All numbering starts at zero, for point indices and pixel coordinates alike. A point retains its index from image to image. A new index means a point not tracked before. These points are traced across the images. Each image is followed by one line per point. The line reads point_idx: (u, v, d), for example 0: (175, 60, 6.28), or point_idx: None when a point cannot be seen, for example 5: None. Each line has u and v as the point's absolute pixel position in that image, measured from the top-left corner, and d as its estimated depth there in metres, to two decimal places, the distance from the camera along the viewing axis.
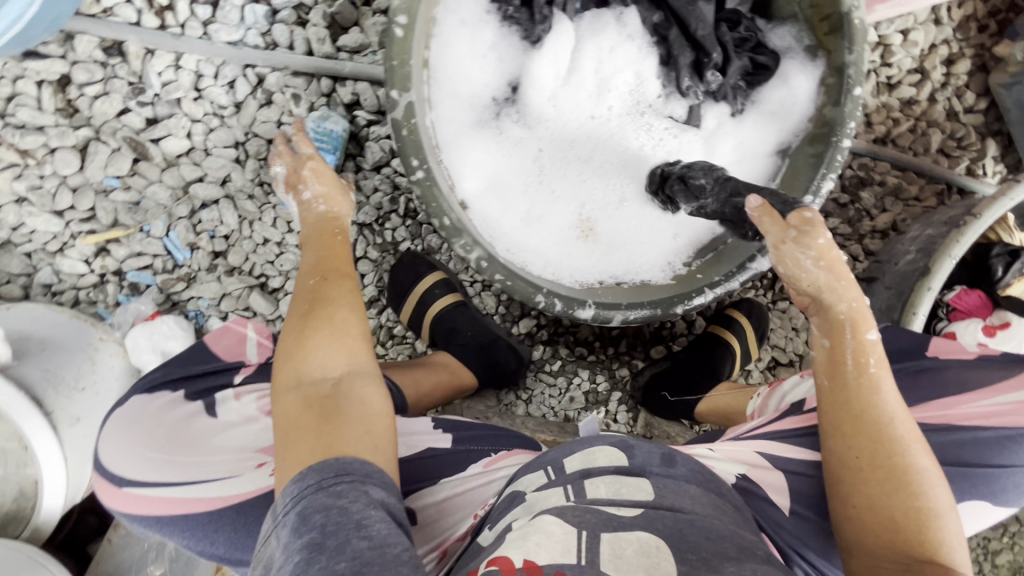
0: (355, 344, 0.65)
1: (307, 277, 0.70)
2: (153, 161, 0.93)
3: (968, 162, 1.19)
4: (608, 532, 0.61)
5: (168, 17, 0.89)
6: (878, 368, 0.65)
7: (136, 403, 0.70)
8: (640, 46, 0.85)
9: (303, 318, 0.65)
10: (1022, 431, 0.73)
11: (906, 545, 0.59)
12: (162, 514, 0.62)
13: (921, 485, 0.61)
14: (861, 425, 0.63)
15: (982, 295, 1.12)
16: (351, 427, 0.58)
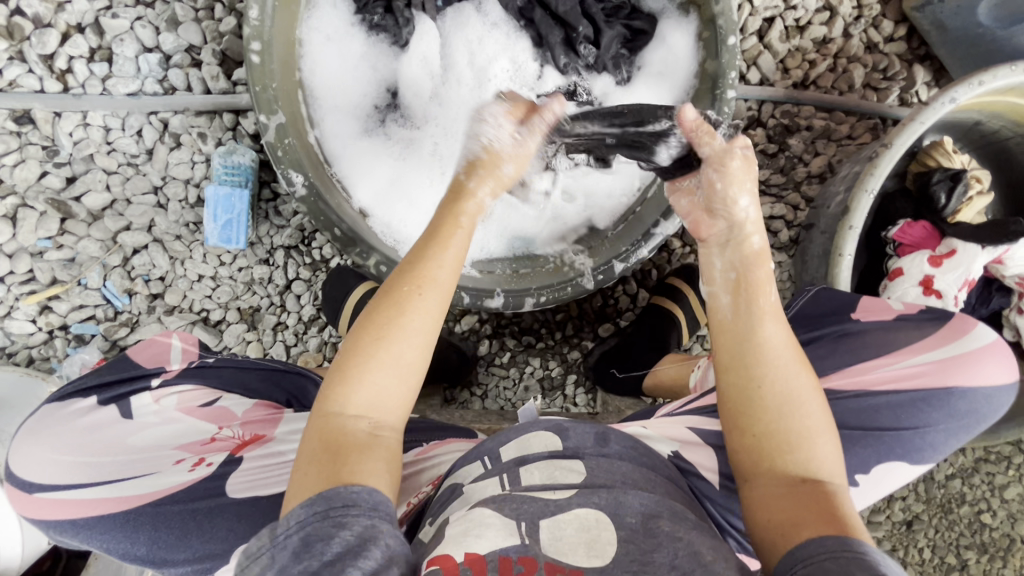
0: (410, 380, 0.59)
1: (399, 279, 0.60)
2: (78, 219, 0.98)
3: (899, 92, 1.16)
4: (546, 518, 0.58)
5: (69, 79, 0.94)
6: (769, 313, 0.64)
7: (46, 411, 0.66)
8: (508, 32, 0.85)
9: (376, 337, 0.58)
10: (936, 393, 0.72)
11: (791, 469, 0.60)
12: (80, 518, 0.59)
13: (807, 407, 0.61)
14: (755, 355, 0.63)
15: (927, 225, 1.08)
16: (374, 458, 0.55)
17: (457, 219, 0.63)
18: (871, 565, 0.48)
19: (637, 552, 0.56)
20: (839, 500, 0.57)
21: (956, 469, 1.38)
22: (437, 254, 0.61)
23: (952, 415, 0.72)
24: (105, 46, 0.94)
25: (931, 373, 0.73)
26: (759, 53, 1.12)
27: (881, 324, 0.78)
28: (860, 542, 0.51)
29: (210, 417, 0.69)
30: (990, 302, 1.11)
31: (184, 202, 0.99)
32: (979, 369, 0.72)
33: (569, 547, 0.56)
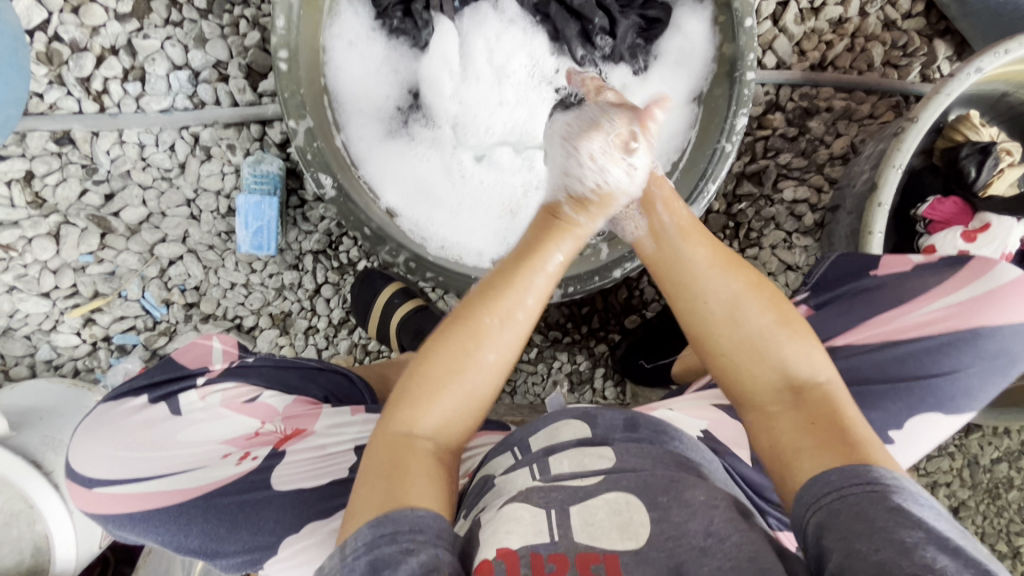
0: (476, 404, 0.60)
1: (484, 308, 0.61)
2: (117, 233, 1.01)
3: (921, 68, 1.14)
4: (576, 504, 0.59)
5: (105, 100, 0.98)
6: (688, 233, 0.69)
7: (100, 411, 0.68)
8: (524, 27, 0.87)
9: (455, 358, 0.59)
10: (960, 336, 0.70)
11: (769, 383, 0.61)
12: (139, 511, 0.62)
13: (758, 317, 0.63)
14: (680, 284, 0.66)
15: (958, 201, 1.06)
16: (430, 477, 0.55)
17: (544, 261, 0.65)
18: (886, 498, 0.48)
19: (671, 528, 0.56)
20: (836, 404, 0.59)
21: (1002, 453, 1.33)
22: (524, 282, 0.63)
23: (979, 357, 0.70)
24: (137, 66, 0.98)
25: (957, 315, 0.71)
26: (775, 38, 1.11)
27: (898, 275, 0.76)
28: (874, 468, 0.51)
29: (254, 413, 0.69)
30: None
31: (216, 212, 1.03)
32: (1005, 308, 0.70)
33: (601, 532, 0.57)
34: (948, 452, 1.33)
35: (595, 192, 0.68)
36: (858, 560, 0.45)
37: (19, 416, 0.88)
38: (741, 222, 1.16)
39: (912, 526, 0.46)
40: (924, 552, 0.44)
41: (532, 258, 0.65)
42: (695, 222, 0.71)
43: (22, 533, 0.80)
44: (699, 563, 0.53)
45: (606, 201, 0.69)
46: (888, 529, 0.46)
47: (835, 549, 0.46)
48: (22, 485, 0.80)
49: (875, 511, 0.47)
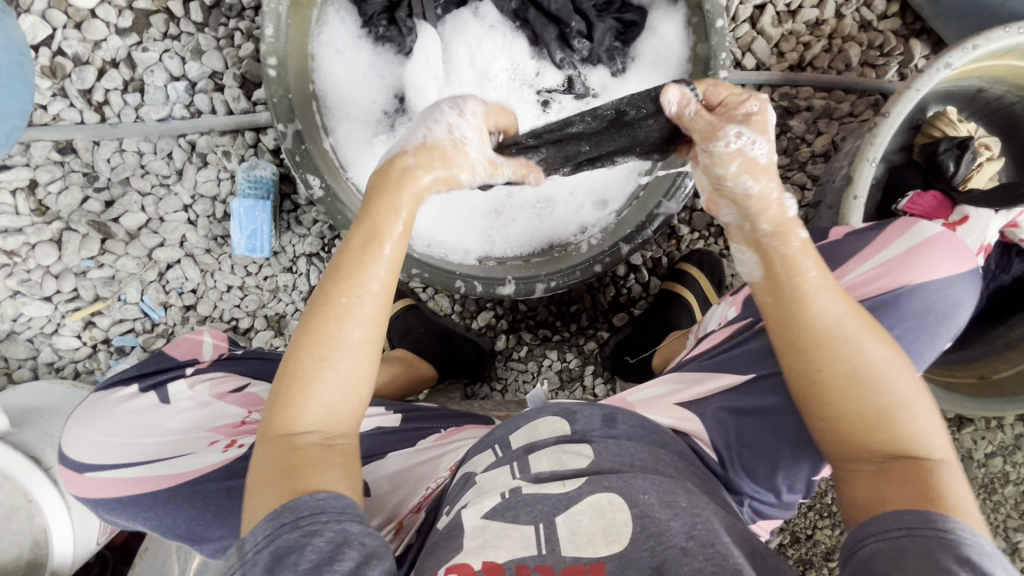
0: (359, 392, 0.58)
1: (333, 285, 0.57)
2: (117, 238, 1.05)
3: (898, 67, 1.17)
4: (562, 513, 0.59)
5: (106, 111, 1.02)
6: (817, 275, 0.61)
7: (94, 400, 0.72)
8: (504, 32, 0.90)
9: (319, 344, 0.56)
10: (893, 293, 0.71)
11: (878, 447, 0.58)
12: (127, 493, 0.64)
13: (886, 380, 0.58)
14: (808, 338, 0.59)
15: (938, 195, 1.07)
16: (331, 468, 0.54)
17: (385, 233, 0.59)
18: (956, 545, 0.49)
19: (652, 525, 0.57)
20: (937, 478, 0.55)
21: (997, 447, 1.32)
22: (370, 256, 0.58)
23: (911, 314, 0.71)
24: (136, 78, 1.02)
25: (889, 272, 0.73)
26: (753, 40, 1.14)
27: (834, 244, 0.79)
28: (952, 524, 0.51)
29: (239, 402, 0.72)
30: (1010, 266, 1.10)
31: (212, 217, 1.06)
32: (930, 264, 0.71)
33: (588, 539, 0.57)
34: None
35: (442, 141, 0.62)
36: None
37: (19, 415, 0.90)
38: None
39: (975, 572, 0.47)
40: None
41: (373, 232, 0.59)
42: (827, 270, 0.61)
43: (21, 527, 0.82)
44: (680, 561, 0.55)
45: (441, 152, 0.61)
46: (947, 566, 0.47)
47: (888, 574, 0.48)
48: (23, 480, 0.83)
49: (942, 553, 0.48)
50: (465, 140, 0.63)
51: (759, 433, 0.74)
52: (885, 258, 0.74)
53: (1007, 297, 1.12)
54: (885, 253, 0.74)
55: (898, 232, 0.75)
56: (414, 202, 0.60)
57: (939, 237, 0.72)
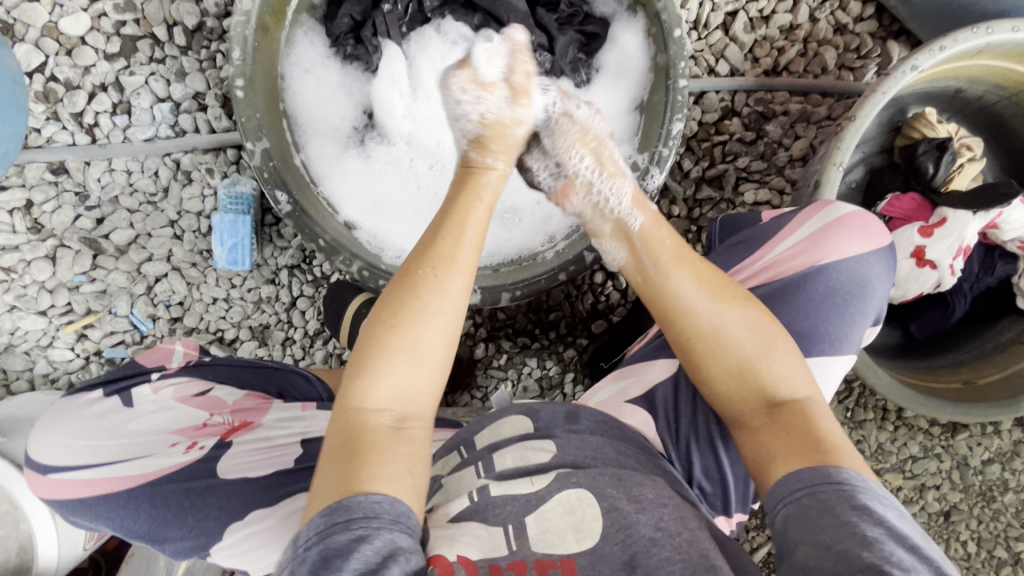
0: (433, 371, 0.60)
1: (415, 264, 0.62)
2: (108, 254, 1.09)
3: (876, 69, 1.16)
4: (531, 513, 0.58)
5: (96, 132, 1.07)
6: (674, 259, 0.71)
7: (63, 404, 0.78)
8: (467, 48, 0.93)
9: (402, 321, 0.59)
10: (806, 272, 0.77)
11: (749, 396, 0.65)
12: (90, 495, 0.70)
13: (737, 338, 0.66)
14: (666, 314, 0.69)
15: (916, 196, 1.06)
16: (392, 459, 0.55)
17: (474, 207, 0.67)
18: (852, 496, 0.53)
19: (621, 518, 0.57)
20: (809, 416, 0.62)
21: (994, 453, 1.28)
22: (452, 234, 0.64)
23: (821, 292, 0.77)
24: (124, 100, 1.06)
25: (792, 257, 0.79)
26: (726, 47, 1.15)
27: (760, 226, 0.86)
28: (838, 469, 0.56)
29: (203, 405, 0.78)
30: (994, 268, 1.07)
31: (197, 232, 1.10)
32: (840, 243, 0.78)
33: (557, 537, 0.57)
34: (934, 453, 1.29)
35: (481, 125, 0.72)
36: (821, 551, 0.51)
37: (10, 424, 0.94)
38: (703, 225, 1.18)
39: (875, 522, 0.51)
40: (883, 545, 0.49)
41: (464, 201, 0.67)
42: (679, 245, 0.73)
43: (8, 532, 0.86)
44: (650, 552, 0.55)
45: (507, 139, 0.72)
46: (853, 524, 0.51)
47: (802, 541, 0.52)
48: (9, 487, 0.86)
49: (844, 509, 0.53)
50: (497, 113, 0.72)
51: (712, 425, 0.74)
52: (790, 244, 0.80)
53: (994, 295, 1.11)
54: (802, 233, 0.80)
55: (806, 217, 0.81)
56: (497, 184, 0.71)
57: (846, 216, 0.78)
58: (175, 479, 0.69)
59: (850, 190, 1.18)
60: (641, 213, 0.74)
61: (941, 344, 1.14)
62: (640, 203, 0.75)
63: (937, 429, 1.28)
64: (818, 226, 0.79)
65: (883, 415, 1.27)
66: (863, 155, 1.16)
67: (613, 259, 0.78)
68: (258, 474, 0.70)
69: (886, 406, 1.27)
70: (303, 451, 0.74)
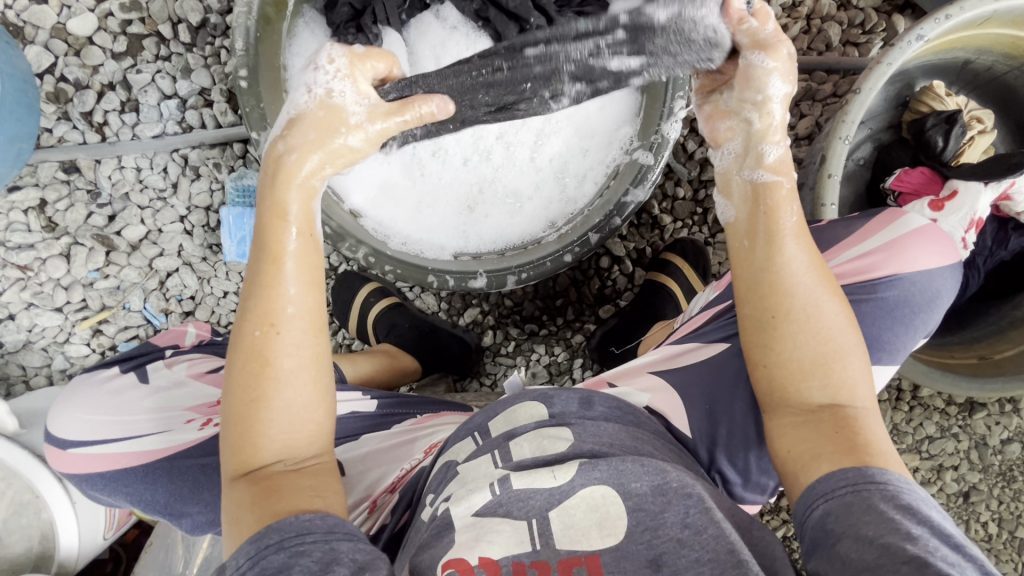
0: (311, 411, 0.59)
1: (248, 325, 0.58)
2: (120, 250, 1.11)
3: (881, 44, 1.15)
4: (555, 507, 0.56)
5: (106, 131, 1.08)
6: (792, 232, 0.63)
7: (80, 380, 0.79)
8: (467, 33, 0.94)
9: (260, 381, 0.57)
10: (876, 283, 0.76)
11: (816, 390, 0.62)
12: (110, 468, 0.71)
13: (827, 331, 0.62)
14: (771, 286, 0.63)
15: (926, 170, 1.04)
16: (302, 489, 0.56)
17: (280, 283, 0.58)
18: (896, 496, 0.53)
19: (648, 519, 0.55)
20: (859, 421, 0.61)
21: (1015, 432, 1.25)
22: (276, 279, 0.59)
23: (887, 304, 0.76)
24: (132, 98, 1.08)
25: (860, 267, 0.77)
26: None
27: (821, 230, 0.84)
28: (881, 471, 0.56)
29: (216, 382, 0.79)
30: (1008, 242, 1.05)
31: (206, 226, 1.11)
32: (910, 256, 0.77)
33: (582, 532, 0.55)
34: (952, 434, 1.26)
35: (313, 101, 0.61)
36: (865, 543, 0.50)
37: (26, 419, 0.96)
38: (709, 206, 1.17)
39: (918, 520, 0.51)
40: (926, 540, 0.49)
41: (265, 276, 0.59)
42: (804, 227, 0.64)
43: (30, 521, 0.89)
44: (678, 554, 0.54)
45: (330, 141, 0.61)
46: (895, 520, 0.51)
47: (843, 535, 0.51)
48: (29, 476, 0.88)
49: (886, 507, 0.52)
50: (331, 94, 0.61)
51: (749, 422, 0.73)
52: (863, 251, 0.79)
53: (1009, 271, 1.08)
54: (869, 243, 0.79)
55: (879, 226, 0.79)
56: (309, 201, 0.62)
57: (920, 230, 0.77)
58: (192, 455, 0.70)
59: (859, 167, 1.17)
60: (784, 180, 0.64)
61: (951, 323, 1.14)
62: (781, 168, 0.64)
63: (954, 409, 1.26)
64: (888, 238, 0.78)
65: (897, 395, 1.25)
66: (870, 131, 1.15)
67: (723, 213, 0.67)
68: None
69: (900, 386, 1.25)
70: None
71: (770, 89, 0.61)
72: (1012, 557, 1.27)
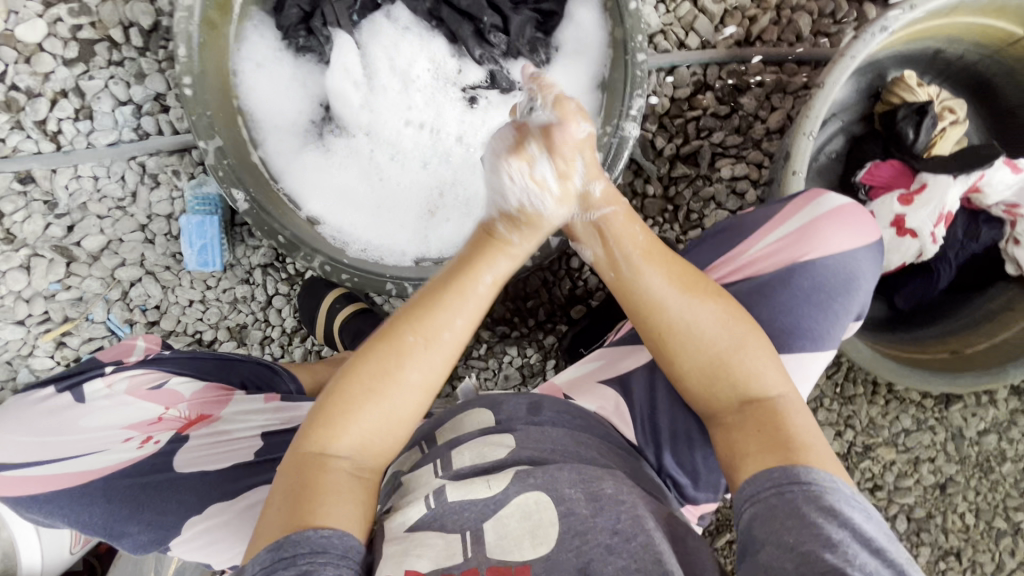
0: (398, 432, 0.57)
1: (408, 327, 0.57)
2: (80, 261, 1.09)
3: (852, 33, 1.12)
4: (489, 518, 0.55)
5: (61, 139, 1.06)
6: (646, 254, 0.63)
7: (16, 400, 0.79)
8: (420, 32, 0.92)
9: (372, 384, 0.56)
10: (789, 268, 0.75)
11: (726, 392, 0.61)
12: (44, 490, 0.71)
13: (710, 335, 0.61)
14: (647, 313, 0.62)
15: (896, 163, 1.02)
16: (343, 501, 0.54)
17: (479, 274, 0.59)
18: (819, 497, 0.52)
19: (578, 525, 0.54)
20: (781, 416, 0.59)
21: (990, 422, 1.25)
22: (453, 304, 0.58)
23: (804, 289, 0.74)
24: (85, 105, 1.06)
25: (774, 253, 0.76)
26: (695, 19, 1.11)
27: (741, 218, 0.83)
28: (806, 469, 0.54)
29: (159, 399, 0.78)
30: (979, 233, 1.04)
31: (168, 235, 1.09)
32: (827, 238, 0.75)
33: (515, 541, 0.54)
34: (928, 426, 1.26)
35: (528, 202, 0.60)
36: (785, 552, 0.49)
37: None
38: (680, 204, 1.14)
39: (839, 524, 0.50)
40: (846, 548, 0.48)
41: (470, 266, 0.60)
42: (653, 240, 0.65)
43: None
44: (605, 561, 0.52)
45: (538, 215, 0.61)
46: (818, 526, 0.50)
47: (766, 542, 0.51)
48: None
49: (809, 510, 0.51)
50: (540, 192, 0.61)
51: (690, 420, 0.71)
52: (778, 236, 0.77)
53: (983, 265, 1.07)
54: (784, 229, 0.77)
55: (794, 209, 0.78)
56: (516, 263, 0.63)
57: (834, 211, 0.75)
58: (129, 474, 0.71)
59: (831, 160, 1.13)
60: (617, 207, 0.65)
61: (926, 315, 1.11)
62: (612, 196, 0.65)
63: (929, 401, 1.25)
64: (804, 221, 0.76)
65: (873, 388, 1.25)
66: (842, 123, 1.12)
67: (584, 255, 0.68)
68: (215, 467, 0.71)
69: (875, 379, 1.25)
70: (263, 444, 0.74)
71: (576, 133, 0.61)
72: (990, 547, 1.27)
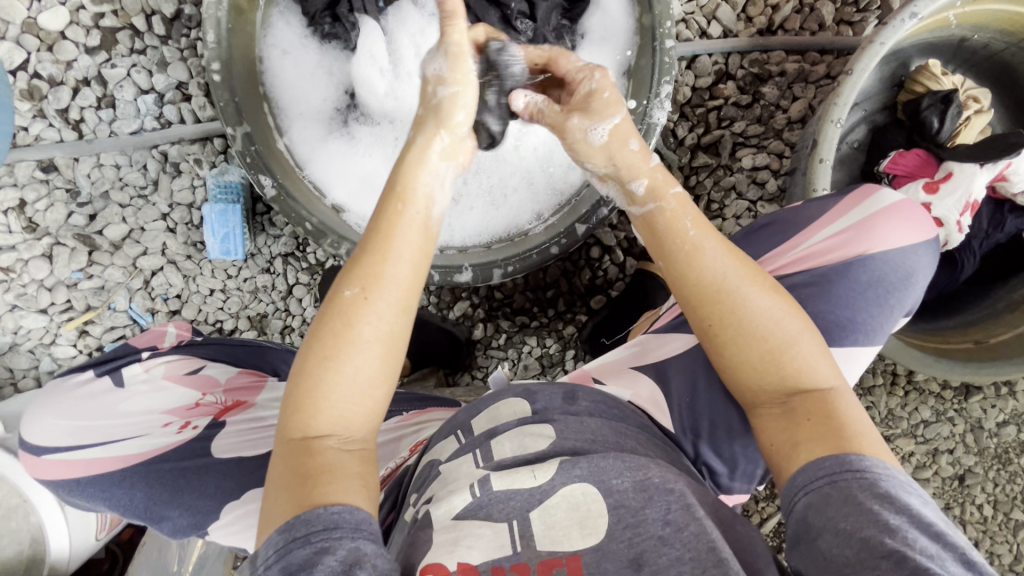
0: (373, 393, 0.56)
1: (345, 282, 0.57)
2: (102, 250, 1.09)
3: (876, 22, 1.12)
4: (535, 508, 0.55)
5: (83, 128, 1.06)
6: (698, 227, 0.65)
7: (53, 385, 0.79)
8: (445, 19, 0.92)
9: (330, 351, 0.55)
10: (846, 263, 0.74)
11: (777, 384, 0.61)
12: (87, 474, 0.71)
13: (759, 328, 0.61)
14: (698, 297, 0.63)
15: (921, 152, 1.01)
16: (346, 477, 0.53)
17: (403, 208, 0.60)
18: (874, 484, 0.51)
19: (628, 515, 0.54)
20: (832, 406, 0.59)
21: (1011, 413, 1.25)
22: (384, 251, 0.58)
23: (860, 284, 0.74)
24: (108, 94, 1.06)
25: (830, 249, 0.76)
26: (717, 7, 1.11)
27: (794, 212, 0.82)
28: (859, 457, 0.54)
29: (196, 384, 0.79)
30: (1004, 223, 1.04)
31: (189, 224, 1.10)
32: (882, 234, 0.75)
33: (561, 532, 0.54)
34: (947, 418, 1.26)
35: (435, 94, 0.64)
36: (844, 539, 0.49)
37: None
38: (701, 193, 1.14)
39: (897, 510, 0.50)
40: (904, 533, 0.48)
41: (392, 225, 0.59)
42: (709, 229, 0.65)
43: (18, 525, 0.89)
44: (659, 552, 0.52)
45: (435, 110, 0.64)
46: (874, 511, 0.49)
47: (823, 530, 0.51)
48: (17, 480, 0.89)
49: (864, 496, 0.51)
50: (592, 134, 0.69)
51: (731, 410, 0.71)
52: (833, 232, 0.77)
53: (1009, 255, 1.06)
54: (839, 225, 0.77)
55: (848, 206, 0.78)
56: (421, 160, 0.62)
57: (892, 207, 0.75)
58: (169, 458, 0.71)
59: (852, 150, 1.14)
60: (667, 200, 0.67)
61: (945, 307, 1.12)
62: (659, 192, 0.67)
63: (949, 393, 1.25)
64: (859, 218, 0.76)
65: (892, 380, 1.25)
66: (865, 112, 1.12)
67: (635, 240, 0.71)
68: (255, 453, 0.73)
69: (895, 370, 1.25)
70: None
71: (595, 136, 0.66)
72: (1008, 539, 1.26)
